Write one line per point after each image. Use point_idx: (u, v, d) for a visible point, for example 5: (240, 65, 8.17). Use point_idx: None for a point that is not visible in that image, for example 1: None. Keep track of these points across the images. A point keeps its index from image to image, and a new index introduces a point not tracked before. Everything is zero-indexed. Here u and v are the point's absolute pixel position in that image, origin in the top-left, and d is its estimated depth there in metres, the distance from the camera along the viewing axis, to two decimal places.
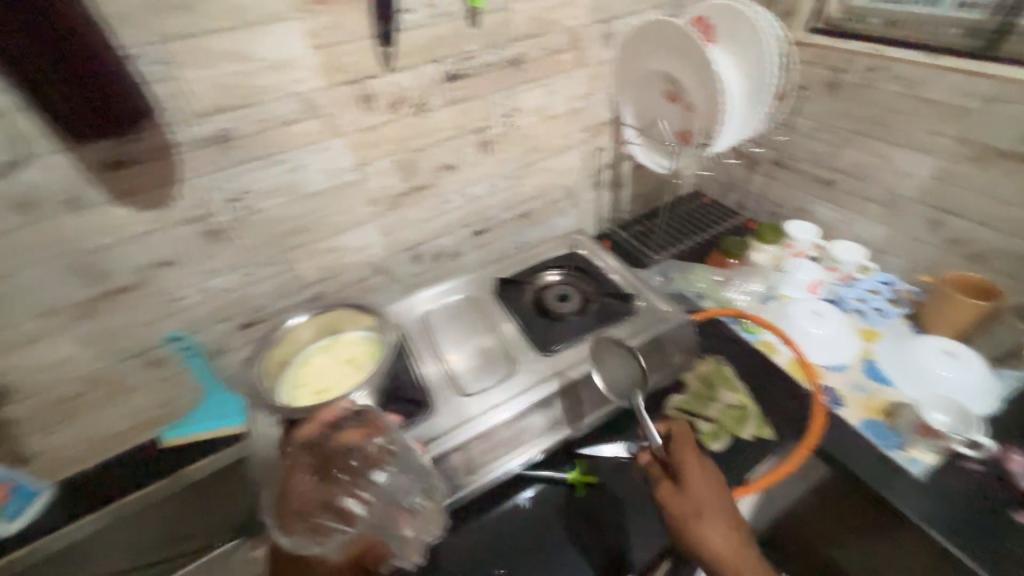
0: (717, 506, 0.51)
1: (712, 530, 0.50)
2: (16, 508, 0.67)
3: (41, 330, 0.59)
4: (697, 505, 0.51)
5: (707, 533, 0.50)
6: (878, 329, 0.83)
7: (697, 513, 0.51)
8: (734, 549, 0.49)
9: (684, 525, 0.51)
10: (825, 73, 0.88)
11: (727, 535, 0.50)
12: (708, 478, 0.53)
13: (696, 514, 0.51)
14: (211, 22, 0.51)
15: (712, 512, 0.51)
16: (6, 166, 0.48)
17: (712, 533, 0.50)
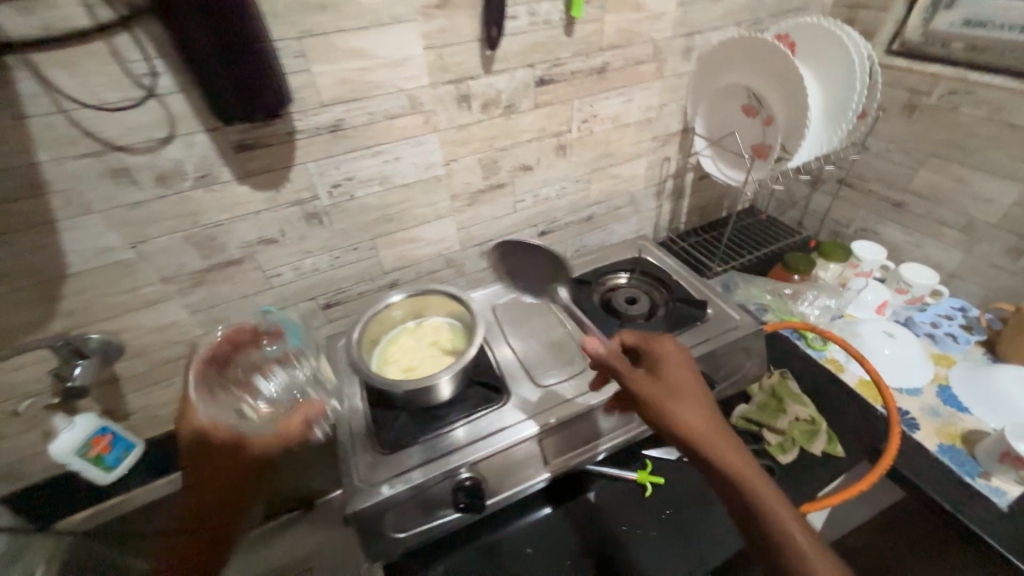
0: (691, 391, 0.53)
1: (692, 413, 0.51)
2: (115, 457, 0.73)
3: (159, 294, 0.65)
4: (672, 391, 0.53)
5: (689, 417, 0.51)
6: (952, 355, 0.82)
7: (676, 399, 0.52)
8: (714, 427, 0.51)
9: (665, 412, 0.51)
10: (904, 95, 0.87)
11: (706, 415, 0.51)
12: (675, 367, 0.56)
13: (673, 399, 0.52)
14: (342, 21, 0.55)
15: (689, 398, 0.52)
16: (157, 142, 0.54)
17: (693, 414, 0.51)
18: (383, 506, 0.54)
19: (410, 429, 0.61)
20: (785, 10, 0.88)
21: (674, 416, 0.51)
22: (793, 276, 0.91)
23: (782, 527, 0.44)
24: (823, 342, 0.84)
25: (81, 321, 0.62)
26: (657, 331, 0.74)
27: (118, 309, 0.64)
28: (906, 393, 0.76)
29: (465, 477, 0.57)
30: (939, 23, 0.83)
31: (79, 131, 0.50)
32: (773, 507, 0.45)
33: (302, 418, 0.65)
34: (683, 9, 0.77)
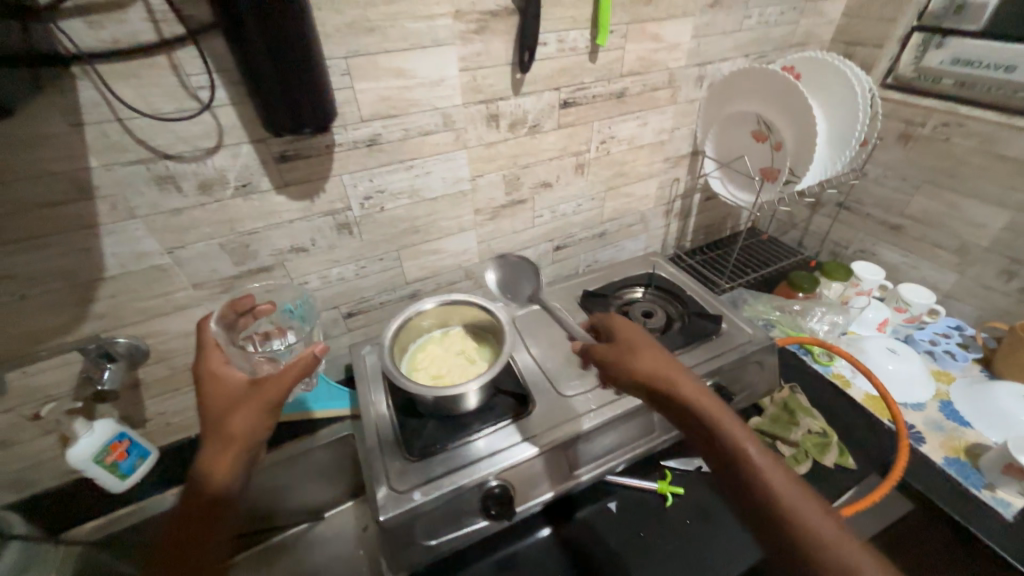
0: (647, 344, 0.60)
1: (650, 361, 0.57)
2: (130, 464, 0.72)
3: (189, 300, 0.66)
4: (630, 347, 0.60)
5: (647, 365, 0.57)
6: (951, 372, 0.85)
7: (636, 352, 0.59)
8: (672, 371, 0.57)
9: (628, 364, 0.57)
10: (899, 125, 0.93)
11: (662, 362, 0.58)
12: (629, 327, 0.63)
13: (633, 353, 0.59)
14: (386, 42, 0.58)
15: (647, 349, 0.59)
16: (202, 152, 0.55)
17: (651, 362, 0.57)
18: (415, 512, 0.55)
19: (438, 436, 0.62)
20: (788, 44, 0.94)
21: (635, 366, 0.57)
22: (798, 293, 0.96)
23: (744, 449, 0.49)
24: (828, 357, 0.87)
25: (111, 325, 0.62)
26: (675, 344, 0.76)
27: (147, 314, 0.64)
28: (911, 407, 0.79)
29: (494, 485, 0.58)
30: (929, 61, 0.90)
31: (132, 139, 0.51)
32: (733, 433, 0.51)
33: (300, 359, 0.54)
34: (698, 41, 0.82)
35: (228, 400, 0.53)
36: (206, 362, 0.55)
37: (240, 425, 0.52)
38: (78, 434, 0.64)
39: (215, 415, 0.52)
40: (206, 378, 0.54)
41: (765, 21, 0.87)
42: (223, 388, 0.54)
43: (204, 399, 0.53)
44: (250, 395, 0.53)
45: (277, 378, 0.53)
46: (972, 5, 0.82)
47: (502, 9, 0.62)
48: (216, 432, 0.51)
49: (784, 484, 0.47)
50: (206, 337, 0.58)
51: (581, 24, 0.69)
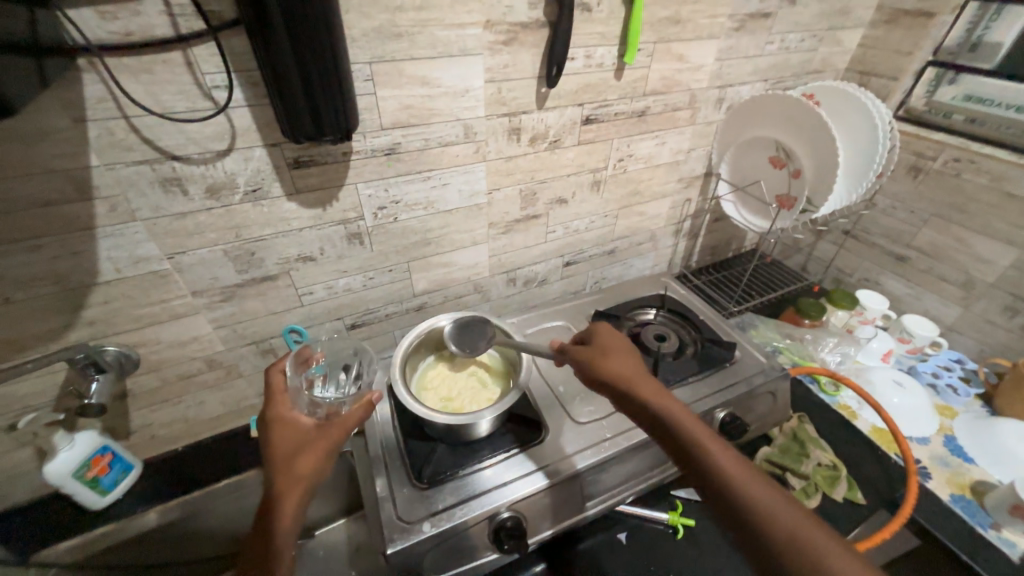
0: (619, 350, 0.62)
1: (620, 363, 0.59)
2: (112, 479, 0.68)
3: (187, 308, 0.62)
4: (603, 350, 0.61)
5: (616, 367, 0.58)
6: (954, 406, 0.86)
7: (608, 356, 0.60)
8: (640, 374, 0.58)
9: (597, 366, 0.59)
10: (910, 158, 0.93)
11: (632, 366, 0.59)
12: (608, 335, 0.64)
13: (605, 357, 0.60)
14: (413, 50, 0.55)
15: (619, 354, 0.61)
16: (214, 155, 0.52)
17: (621, 365, 0.59)
18: (424, 545, 0.52)
19: (447, 462, 0.60)
20: (806, 71, 0.94)
21: (604, 368, 0.58)
22: (804, 320, 0.95)
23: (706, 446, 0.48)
24: (835, 387, 0.87)
25: (102, 332, 0.59)
26: (687, 370, 0.75)
27: (141, 321, 0.60)
28: (916, 442, 0.79)
29: (506, 517, 0.55)
30: (941, 96, 0.93)
31: (137, 138, 0.48)
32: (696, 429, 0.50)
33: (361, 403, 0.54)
34: (720, 64, 0.81)
35: (294, 441, 0.51)
36: (274, 404, 0.54)
37: (308, 467, 0.49)
38: (58, 448, 0.62)
39: (282, 456, 0.50)
40: (274, 422, 0.52)
41: (786, 48, 0.87)
42: (290, 430, 0.51)
43: (271, 442, 0.51)
44: (318, 435, 0.51)
45: (343, 420, 0.52)
46: (986, 44, 0.86)
47: (533, 21, 0.60)
48: (283, 473, 0.49)
49: (746, 479, 0.46)
50: (274, 379, 0.56)
51: (609, 41, 0.67)
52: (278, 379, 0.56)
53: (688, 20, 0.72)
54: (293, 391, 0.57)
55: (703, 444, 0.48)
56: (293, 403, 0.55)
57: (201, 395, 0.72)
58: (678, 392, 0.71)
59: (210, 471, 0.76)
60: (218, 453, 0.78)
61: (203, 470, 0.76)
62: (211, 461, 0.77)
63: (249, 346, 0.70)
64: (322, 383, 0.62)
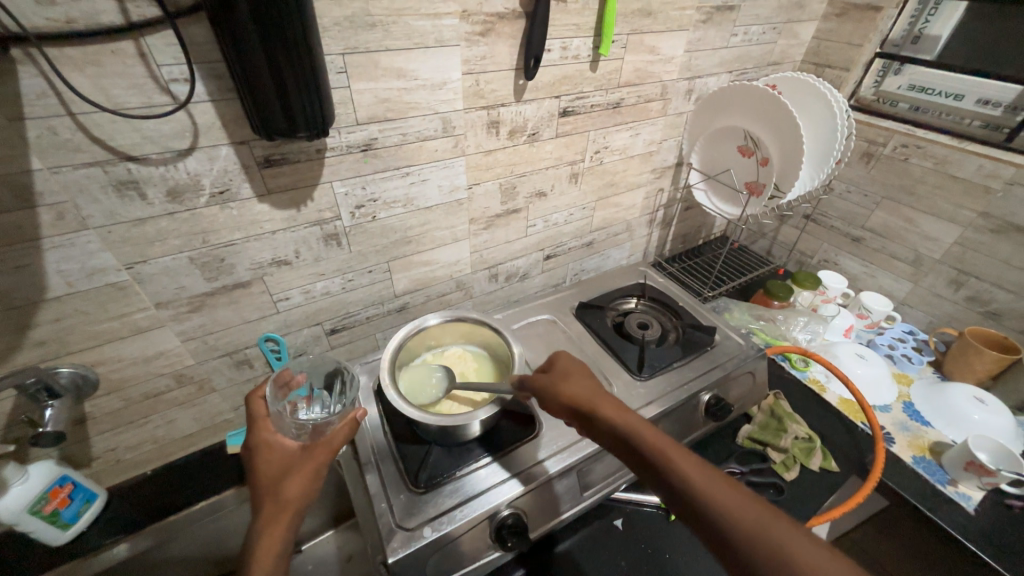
0: (578, 372, 0.58)
1: (578, 385, 0.55)
2: (74, 511, 0.63)
3: (151, 321, 0.58)
4: (561, 374, 0.58)
5: (574, 389, 0.55)
6: (909, 374, 0.92)
7: (566, 377, 0.57)
8: (600, 393, 0.54)
9: (556, 389, 0.55)
10: (863, 144, 0.99)
11: (592, 386, 0.55)
12: (565, 358, 0.61)
13: (560, 380, 0.56)
14: (389, 41, 0.53)
15: (578, 375, 0.57)
16: (175, 155, 0.48)
17: (580, 386, 0.55)
18: (426, 550, 0.51)
19: (442, 464, 0.59)
20: (767, 62, 0.98)
21: (561, 391, 0.55)
22: (774, 301, 1.01)
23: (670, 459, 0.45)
24: (805, 363, 0.92)
25: (54, 352, 0.54)
26: (671, 356, 0.76)
27: (99, 338, 0.56)
28: (879, 409, 0.85)
29: (506, 514, 0.55)
30: (889, 86, 0.97)
31: (86, 137, 0.43)
32: (660, 441, 0.47)
33: (346, 421, 0.51)
34: (690, 55, 0.83)
35: (280, 465, 0.48)
36: (256, 430, 0.51)
37: (296, 489, 0.47)
38: (10, 483, 0.56)
39: (268, 481, 0.47)
40: (258, 447, 0.50)
41: (749, 39, 0.90)
42: (275, 453, 0.49)
43: (256, 467, 0.48)
44: (305, 456, 0.49)
45: (330, 438, 0.50)
46: (927, 37, 0.90)
47: (510, 11, 0.59)
48: (271, 497, 0.46)
49: (714, 485, 0.42)
50: (254, 406, 0.53)
51: (585, 33, 0.67)
52: (259, 406, 0.53)
53: (659, 12, 0.73)
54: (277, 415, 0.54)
55: (668, 455, 0.45)
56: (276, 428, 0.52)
57: (169, 414, 0.67)
58: (664, 378, 0.72)
59: (184, 493, 0.71)
60: (192, 473, 0.74)
61: (177, 493, 0.71)
62: (185, 484, 0.72)
63: (222, 359, 0.66)
64: (306, 404, 0.62)
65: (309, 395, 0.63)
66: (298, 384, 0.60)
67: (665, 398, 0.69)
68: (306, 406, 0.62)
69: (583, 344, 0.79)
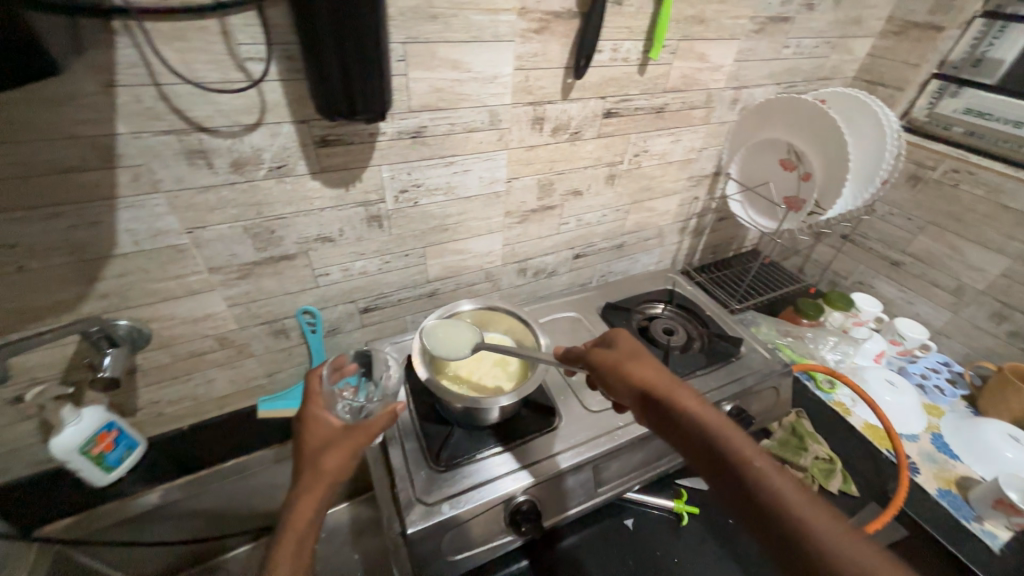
0: (647, 354, 0.56)
1: (647, 368, 0.53)
2: (117, 455, 0.68)
3: (203, 285, 0.61)
4: (629, 354, 0.57)
5: (643, 371, 0.53)
6: (940, 406, 0.89)
7: (634, 359, 0.55)
8: (666, 375, 0.52)
9: (622, 367, 0.54)
10: (910, 167, 0.96)
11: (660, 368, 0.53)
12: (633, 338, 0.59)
13: (628, 359, 0.56)
14: (448, 32, 0.55)
15: (646, 357, 0.55)
16: (242, 129, 0.51)
17: (648, 369, 0.53)
18: (444, 525, 0.53)
19: (464, 446, 0.61)
20: (817, 77, 0.96)
21: (627, 369, 0.54)
22: (803, 319, 0.99)
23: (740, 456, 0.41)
24: (831, 385, 0.89)
25: (115, 306, 0.58)
26: (695, 363, 0.76)
27: (155, 296, 0.59)
28: (906, 438, 0.83)
29: (521, 501, 0.57)
30: (943, 108, 0.95)
31: (166, 107, 0.47)
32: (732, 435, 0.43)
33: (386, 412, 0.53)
34: (739, 64, 0.82)
35: (323, 439, 0.51)
36: (310, 404, 0.54)
37: (334, 465, 0.49)
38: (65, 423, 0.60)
39: (310, 452, 0.50)
40: (307, 420, 0.53)
41: (801, 52, 0.88)
42: (321, 428, 0.52)
43: (303, 438, 0.52)
44: (346, 435, 0.51)
45: (372, 424, 0.52)
46: (989, 60, 0.88)
47: (565, 11, 0.60)
48: (310, 467, 0.49)
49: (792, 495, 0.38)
50: (312, 382, 0.56)
51: (636, 36, 0.68)
52: (316, 382, 0.57)
53: (712, 20, 0.73)
54: (328, 394, 0.57)
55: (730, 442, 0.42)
56: (326, 406, 0.55)
57: (209, 374, 0.71)
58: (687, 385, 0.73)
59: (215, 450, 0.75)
60: (223, 433, 0.77)
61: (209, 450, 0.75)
62: (215, 443, 0.76)
63: (262, 326, 0.70)
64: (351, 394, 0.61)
65: (358, 386, 0.62)
66: (350, 372, 0.61)
67: None
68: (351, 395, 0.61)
69: None
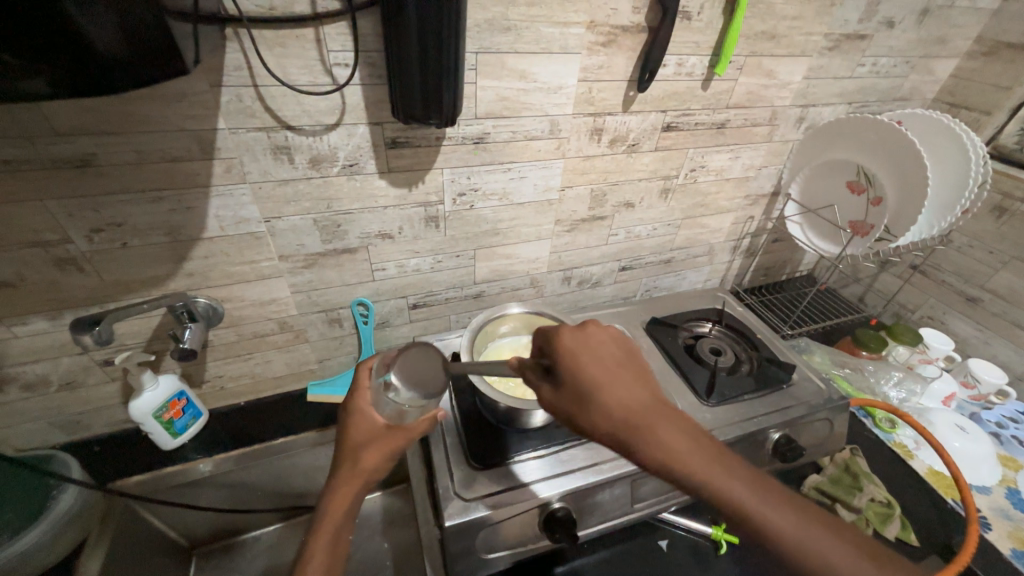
0: (600, 386, 0.40)
1: (615, 421, 0.39)
2: (184, 422, 0.73)
3: (273, 271, 0.66)
4: (580, 393, 0.40)
5: (612, 428, 0.39)
6: (1019, 459, 0.81)
7: (590, 405, 0.40)
8: (644, 422, 0.39)
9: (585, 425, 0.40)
10: (995, 197, 0.89)
11: (629, 408, 0.39)
12: (571, 353, 0.41)
13: (585, 406, 0.40)
14: (518, 44, 0.57)
15: (603, 394, 0.39)
16: (323, 128, 0.55)
17: (622, 414, 0.39)
18: (480, 523, 0.54)
19: (504, 447, 0.61)
20: (893, 97, 0.91)
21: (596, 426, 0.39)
22: (862, 351, 0.93)
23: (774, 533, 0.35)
24: (891, 424, 0.84)
25: (197, 284, 0.63)
26: (743, 386, 0.74)
27: (232, 278, 0.64)
28: (976, 490, 0.76)
29: (558, 508, 0.57)
30: None
31: (261, 106, 0.51)
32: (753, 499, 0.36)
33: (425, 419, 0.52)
34: (808, 82, 0.80)
35: (365, 434, 0.51)
36: (356, 395, 0.54)
37: (372, 463, 0.50)
38: (143, 387, 0.66)
39: (352, 445, 0.51)
40: (352, 412, 0.52)
41: (877, 71, 0.84)
42: (365, 423, 0.52)
43: (346, 429, 0.52)
44: (387, 435, 0.51)
45: (411, 427, 0.52)
46: None
47: (634, 25, 0.61)
48: (351, 460, 0.51)
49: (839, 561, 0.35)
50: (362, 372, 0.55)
51: (703, 51, 0.67)
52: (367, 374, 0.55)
53: (784, 36, 0.71)
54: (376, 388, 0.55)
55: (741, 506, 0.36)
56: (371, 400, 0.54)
57: (269, 354, 0.76)
58: (732, 408, 0.70)
59: (266, 427, 0.80)
60: (274, 411, 0.82)
61: (260, 427, 0.79)
62: (266, 420, 0.81)
63: (319, 314, 0.74)
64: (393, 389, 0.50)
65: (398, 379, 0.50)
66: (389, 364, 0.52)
67: (731, 428, 0.67)
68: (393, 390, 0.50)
69: (650, 360, 0.79)
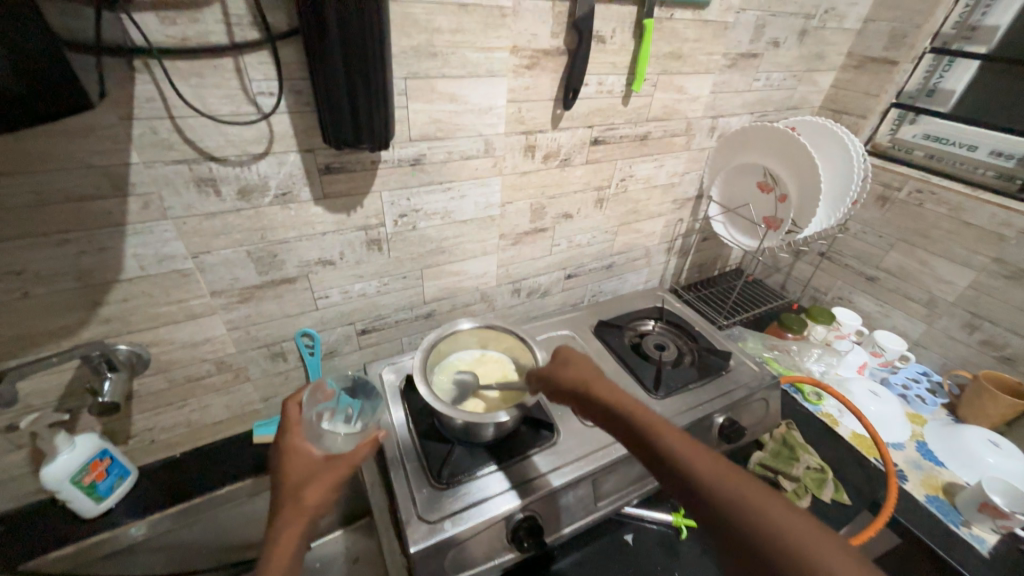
0: (577, 358, 0.62)
1: (577, 372, 0.59)
2: (108, 484, 0.66)
3: (205, 308, 0.62)
4: (563, 362, 0.62)
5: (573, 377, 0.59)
6: (923, 415, 0.92)
7: (565, 365, 0.61)
8: (598, 377, 0.58)
9: (556, 375, 0.60)
10: (878, 187, 1.03)
11: (589, 373, 0.59)
12: (567, 348, 0.65)
13: (562, 367, 0.61)
14: (445, 68, 0.59)
15: (576, 363, 0.61)
16: (250, 158, 0.54)
17: (581, 372, 0.59)
18: (447, 543, 0.53)
19: (464, 464, 0.61)
20: (787, 107, 1.03)
21: (565, 376, 0.59)
22: (787, 333, 1.02)
23: (673, 451, 0.46)
24: (818, 397, 0.92)
25: (116, 330, 0.58)
26: (686, 377, 0.79)
27: (157, 320, 0.60)
28: (893, 446, 0.85)
29: (522, 517, 0.57)
30: (903, 134, 1.02)
31: (180, 138, 0.49)
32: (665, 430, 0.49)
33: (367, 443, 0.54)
34: (714, 96, 0.88)
35: (305, 471, 0.50)
36: (287, 433, 0.53)
37: (316, 496, 0.49)
38: (58, 451, 0.60)
39: (291, 484, 0.49)
40: (286, 451, 0.52)
41: (771, 85, 0.95)
42: (302, 459, 0.51)
43: (281, 471, 0.50)
44: (327, 466, 0.51)
45: (354, 454, 0.53)
46: (942, 90, 0.95)
47: (554, 48, 0.65)
48: (292, 499, 0.48)
49: (718, 473, 0.43)
50: (291, 410, 0.55)
51: (620, 71, 0.73)
52: (296, 410, 0.55)
53: (689, 56, 0.79)
54: (308, 422, 0.55)
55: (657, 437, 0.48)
56: (304, 435, 0.53)
57: (206, 399, 0.71)
58: (680, 398, 0.75)
59: (206, 478, 0.74)
60: (215, 460, 0.76)
61: (199, 478, 0.73)
62: (206, 470, 0.74)
63: (260, 349, 0.71)
64: (330, 418, 0.59)
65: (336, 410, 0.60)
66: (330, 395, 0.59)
67: (679, 417, 0.71)
68: (330, 418, 0.58)
69: (600, 361, 0.82)
